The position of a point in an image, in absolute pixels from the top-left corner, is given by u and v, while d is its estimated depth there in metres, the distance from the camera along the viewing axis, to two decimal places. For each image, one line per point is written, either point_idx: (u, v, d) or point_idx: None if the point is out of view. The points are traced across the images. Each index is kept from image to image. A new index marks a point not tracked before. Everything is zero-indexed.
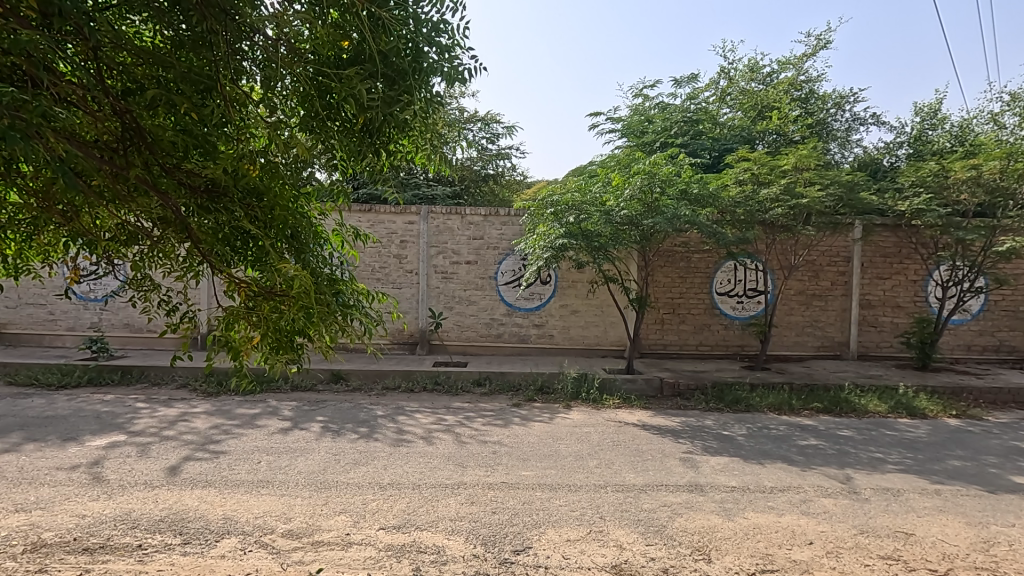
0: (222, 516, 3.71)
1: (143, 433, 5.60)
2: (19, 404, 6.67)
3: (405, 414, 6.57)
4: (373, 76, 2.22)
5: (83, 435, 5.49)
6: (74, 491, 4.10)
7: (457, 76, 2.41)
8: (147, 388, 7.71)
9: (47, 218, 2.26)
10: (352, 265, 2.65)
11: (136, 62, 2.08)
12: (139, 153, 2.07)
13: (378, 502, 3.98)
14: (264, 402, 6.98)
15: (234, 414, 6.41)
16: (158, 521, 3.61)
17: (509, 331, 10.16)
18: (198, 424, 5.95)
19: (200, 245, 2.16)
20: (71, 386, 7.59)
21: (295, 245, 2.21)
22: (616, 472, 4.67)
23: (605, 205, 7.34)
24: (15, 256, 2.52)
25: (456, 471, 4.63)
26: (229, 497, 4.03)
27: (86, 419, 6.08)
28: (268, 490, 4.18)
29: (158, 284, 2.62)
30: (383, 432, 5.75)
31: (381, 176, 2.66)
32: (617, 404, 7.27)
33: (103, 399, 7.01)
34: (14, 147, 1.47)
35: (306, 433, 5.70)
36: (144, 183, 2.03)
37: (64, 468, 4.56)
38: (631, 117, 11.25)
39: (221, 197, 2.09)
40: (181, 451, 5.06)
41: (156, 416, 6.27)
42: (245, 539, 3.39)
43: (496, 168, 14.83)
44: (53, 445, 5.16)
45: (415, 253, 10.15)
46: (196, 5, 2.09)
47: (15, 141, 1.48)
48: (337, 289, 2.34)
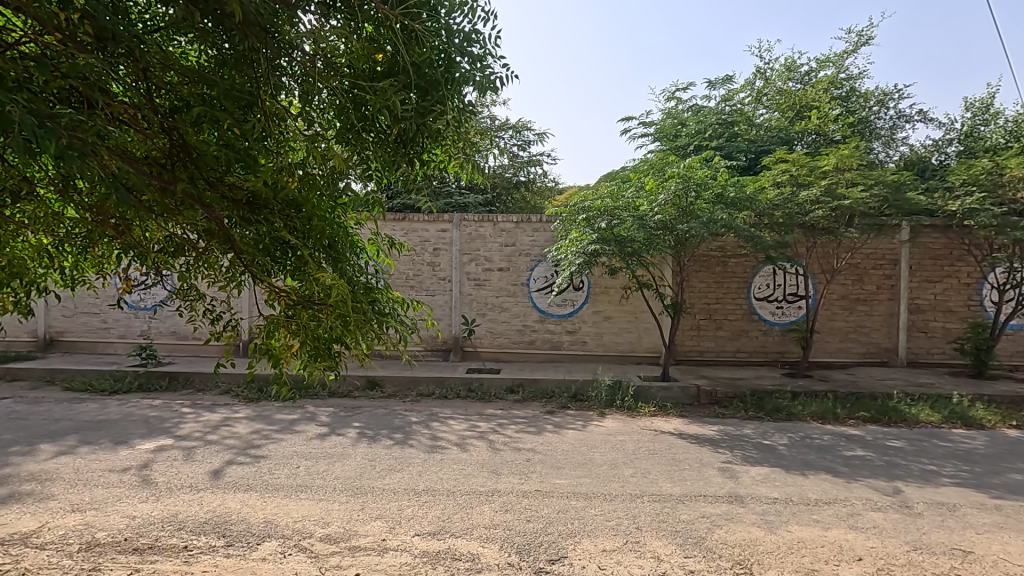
0: (263, 520, 3.81)
1: (188, 437, 5.80)
2: (74, 408, 6.99)
3: (439, 421, 6.61)
4: (407, 88, 2.25)
5: (133, 439, 5.72)
6: (125, 492, 4.28)
7: (489, 85, 2.41)
8: (192, 394, 7.99)
9: (101, 231, 2.38)
10: (387, 273, 2.67)
11: (182, 81, 2.16)
12: (185, 168, 2.15)
13: (413, 508, 4.01)
14: (302, 409, 7.14)
15: (273, 419, 6.58)
16: (202, 523, 3.73)
17: (541, 338, 10.11)
18: (239, 430, 6.11)
19: (242, 255, 2.25)
20: (122, 392, 7.94)
21: (332, 254, 2.29)
22: (652, 482, 4.57)
23: (638, 210, 7.25)
24: (71, 266, 2.82)
25: (490, 478, 4.62)
26: (268, 501, 4.13)
27: (135, 423, 6.34)
28: (306, 495, 4.26)
29: (203, 294, 2.69)
30: (417, 439, 5.79)
31: (414, 185, 2.70)
32: (652, 412, 7.13)
33: (151, 404, 7.29)
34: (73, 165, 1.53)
35: (342, 439, 5.79)
36: (190, 198, 2.11)
37: (115, 471, 4.76)
38: (664, 121, 11.34)
39: (262, 208, 2.18)
40: (224, 455, 5.22)
41: (201, 421, 6.47)
42: (285, 543, 3.47)
43: (528, 175, 14.87)
44: (105, 448, 5.39)
45: (448, 261, 10.24)
46: (238, 25, 2.14)
47: (75, 160, 1.54)
48: (373, 297, 2.39)
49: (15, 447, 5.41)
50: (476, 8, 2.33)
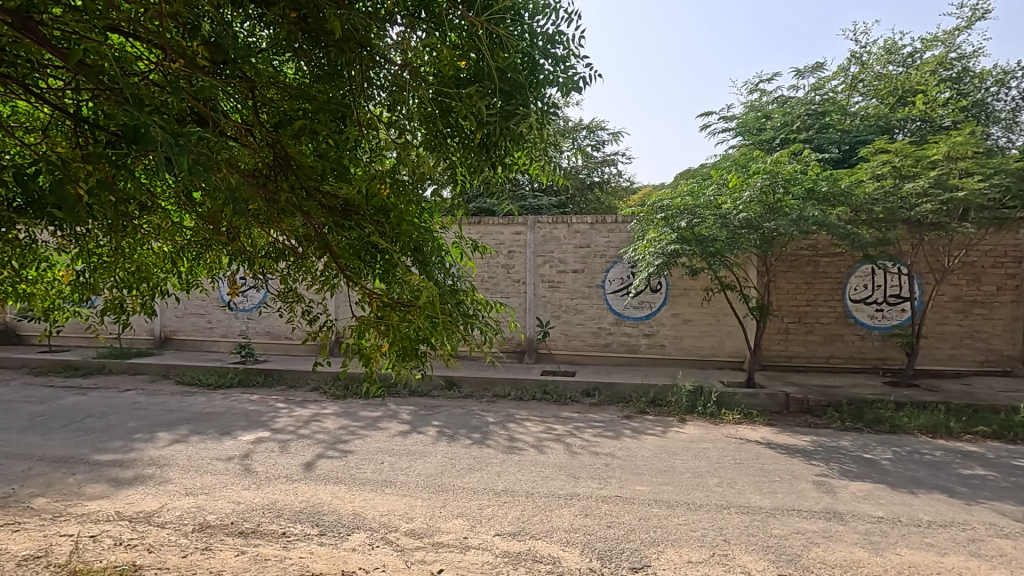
0: (352, 512, 3.99)
1: (283, 430, 6.20)
2: (186, 401, 7.68)
3: (515, 422, 6.66)
4: (492, 93, 2.28)
5: (236, 430, 6.20)
6: (230, 480, 4.65)
7: (572, 86, 2.39)
8: (286, 390, 8.55)
9: (214, 238, 2.62)
10: (471, 276, 2.71)
11: (284, 97, 2.32)
12: (287, 179, 2.30)
13: (493, 508, 4.06)
14: (385, 406, 7.43)
15: (359, 416, 6.90)
16: (298, 512, 3.97)
17: (617, 341, 9.94)
18: (328, 425, 6.46)
19: (338, 259, 2.37)
20: (225, 387, 8.64)
21: (419, 257, 2.41)
22: (739, 493, 4.36)
23: (721, 208, 6.97)
24: (188, 271, 3.13)
25: (569, 482, 4.59)
26: (357, 494, 4.33)
27: (237, 416, 6.86)
28: (390, 490, 4.43)
29: (301, 296, 2.85)
30: (495, 439, 5.87)
31: (497, 189, 2.72)
32: (737, 420, 6.81)
33: (250, 399, 7.87)
34: (200, 179, 1.69)
35: (423, 437, 5.97)
36: (292, 206, 2.25)
37: (222, 459, 5.18)
38: (747, 115, 10.87)
39: (354, 215, 2.30)
40: (315, 449, 5.53)
41: (294, 416, 6.91)
42: (373, 535, 3.62)
43: (602, 175, 14.70)
44: (212, 438, 5.88)
45: (523, 263, 10.31)
46: (334, 42, 2.26)
47: (202, 174, 1.70)
48: (459, 299, 2.45)
49: (138, 434, 6.02)
50: (559, 9, 2.33)
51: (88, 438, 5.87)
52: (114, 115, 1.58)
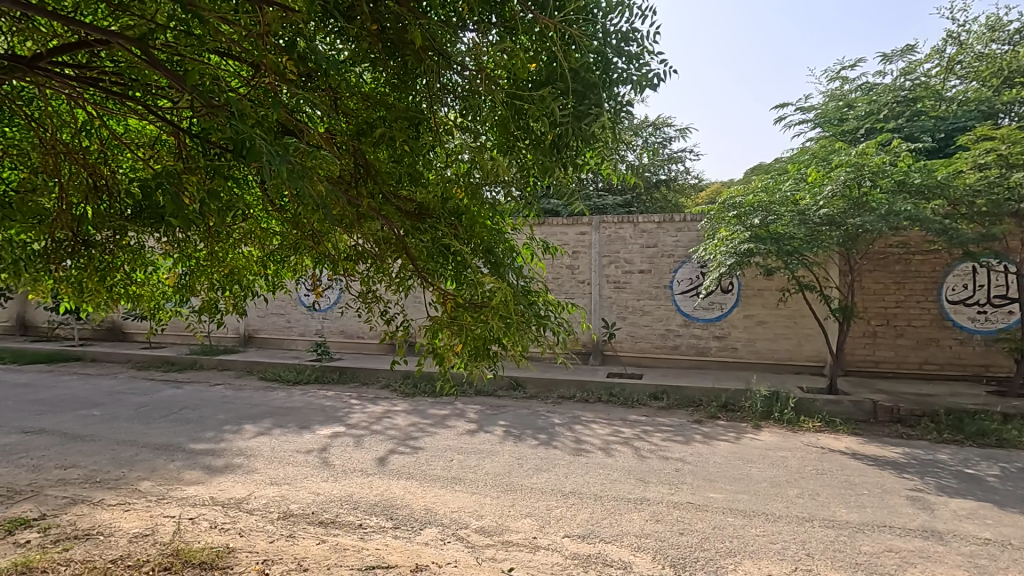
0: (424, 507, 4.11)
1: (357, 426, 6.46)
2: (269, 396, 8.18)
3: (581, 424, 6.61)
4: (565, 94, 2.28)
5: (314, 424, 6.53)
6: (311, 471, 4.90)
7: (647, 83, 2.35)
8: (358, 387, 8.91)
9: (300, 242, 2.77)
10: (542, 277, 2.72)
11: (364, 106, 2.41)
12: (367, 185, 2.40)
13: (562, 509, 4.05)
14: (452, 405, 7.59)
15: (428, 414, 7.08)
16: (373, 505, 4.13)
17: (685, 343, 9.66)
18: (399, 422, 6.67)
19: (415, 262, 2.45)
20: (303, 383, 9.11)
21: (491, 259, 2.46)
22: (823, 505, 4.12)
23: (799, 204, 6.63)
24: (274, 273, 3.33)
25: (638, 486, 4.51)
26: (428, 490, 4.45)
27: (315, 411, 7.22)
28: (460, 487, 4.52)
29: (379, 297, 2.96)
30: (562, 441, 5.85)
31: (568, 190, 2.71)
32: (817, 428, 6.43)
33: (326, 395, 8.26)
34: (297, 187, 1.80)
35: (490, 436, 6.04)
36: (372, 211, 2.35)
37: (302, 452, 5.47)
38: (827, 105, 10.32)
39: (428, 218, 2.42)
40: (387, 444, 5.73)
41: (367, 412, 7.19)
42: (444, 531, 3.70)
43: (668, 173, 14.34)
44: (293, 431, 6.22)
45: (587, 264, 10.23)
46: (411, 51, 2.33)
47: (298, 182, 1.81)
48: (531, 300, 2.46)
49: (228, 426, 6.47)
50: (633, 5, 2.29)
51: (185, 427, 6.37)
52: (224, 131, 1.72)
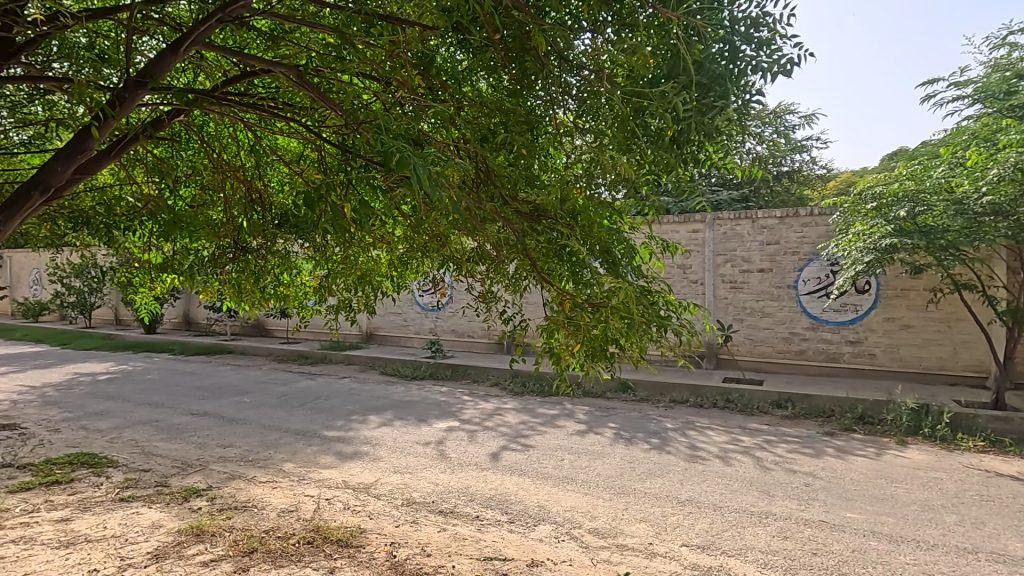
0: (537, 504, 4.17)
1: (470, 421, 6.71)
2: (389, 390, 8.75)
3: (696, 430, 6.34)
4: (688, 88, 2.20)
5: (431, 418, 6.88)
6: (429, 462, 5.17)
7: (778, 70, 2.19)
8: (470, 384, 9.25)
9: (427, 245, 2.94)
10: (661, 277, 2.64)
11: (487, 113, 2.52)
12: (488, 189, 2.49)
13: (679, 517, 3.91)
14: (561, 405, 7.62)
15: (537, 413, 7.17)
16: (488, 498, 4.27)
17: (812, 348, 8.89)
18: (510, 419, 6.83)
19: (535, 263, 2.48)
20: (420, 379, 9.64)
21: (608, 259, 2.43)
22: (989, 537, 3.59)
23: (956, 191, 5.77)
24: (400, 274, 3.56)
25: (762, 499, 4.23)
26: (541, 487, 4.51)
27: (431, 405, 7.61)
28: (572, 487, 4.53)
29: (498, 297, 3.04)
30: (675, 446, 5.65)
31: (688, 188, 2.61)
32: (979, 447, 5.62)
33: (440, 391, 8.67)
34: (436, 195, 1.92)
35: (600, 438, 5.99)
36: (494, 213, 2.43)
37: (421, 443, 5.79)
38: (990, 76, 8.97)
39: (546, 219, 2.46)
40: (499, 441, 5.89)
41: (479, 408, 7.44)
42: (558, 529, 3.73)
43: (791, 163, 13.27)
44: (412, 424, 6.60)
45: (701, 263, 9.78)
46: (530, 56, 2.40)
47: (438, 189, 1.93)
48: (652, 300, 2.40)
49: (355, 416, 7.02)
50: None
51: (319, 416, 7.02)
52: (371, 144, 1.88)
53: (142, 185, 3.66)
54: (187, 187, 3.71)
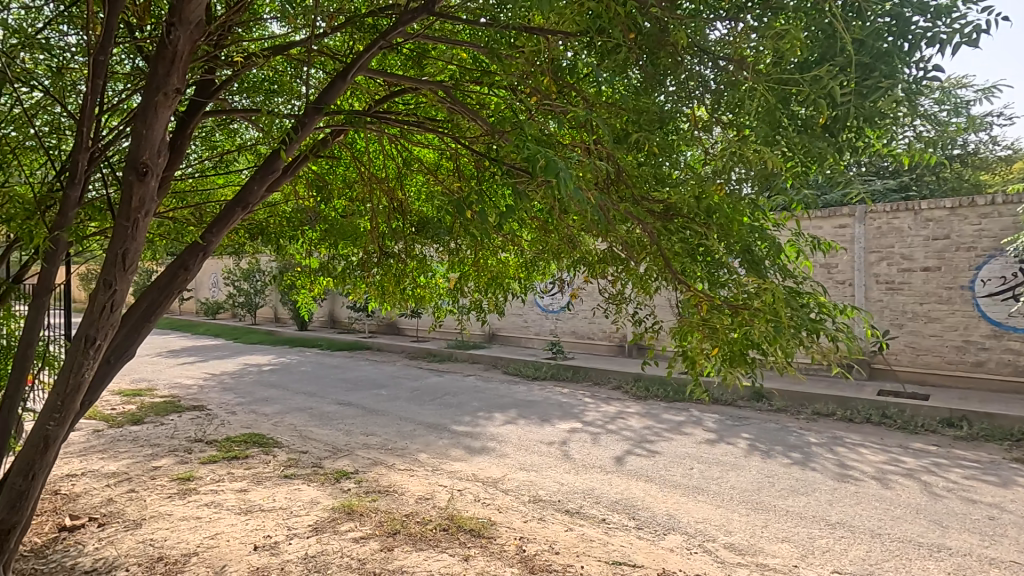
0: (666, 512, 4.04)
1: (593, 424, 6.68)
2: (512, 388, 9.00)
3: (845, 446, 5.73)
4: (845, 69, 2.01)
5: (554, 418, 6.96)
6: (554, 462, 5.24)
7: (959, 41, 1.92)
8: (591, 386, 9.21)
9: (558, 245, 2.98)
10: (811, 277, 2.42)
11: (620, 113, 2.51)
12: (620, 189, 2.47)
13: (828, 540, 3.57)
14: (688, 412, 7.31)
15: (662, 418, 6.95)
16: (615, 502, 4.22)
17: (994, 359, 7.62)
18: (634, 424, 6.69)
19: (669, 264, 2.40)
20: (541, 379, 9.79)
21: (750, 258, 2.28)
22: None
23: None
24: (528, 276, 3.65)
25: (931, 529, 3.72)
26: (669, 495, 4.37)
27: (553, 406, 7.70)
28: (704, 497, 4.33)
29: (628, 297, 2.99)
30: (820, 462, 5.17)
31: (843, 179, 2.37)
32: None
33: (562, 392, 8.73)
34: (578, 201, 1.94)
35: (733, 448, 5.65)
36: (628, 214, 2.40)
37: (545, 443, 5.88)
38: None
39: (682, 218, 2.38)
40: (624, 445, 5.80)
41: (601, 411, 7.38)
42: (690, 540, 3.59)
43: (964, 145, 11.50)
44: (535, 423, 6.73)
45: (849, 262, 8.83)
46: (663, 53, 2.38)
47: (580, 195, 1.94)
48: (801, 302, 2.20)
49: (481, 412, 7.32)
50: None
51: (448, 411, 7.42)
52: (518, 151, 1.94)
53: (304, 198, 4.14)
54: (340, 198, 4.13)
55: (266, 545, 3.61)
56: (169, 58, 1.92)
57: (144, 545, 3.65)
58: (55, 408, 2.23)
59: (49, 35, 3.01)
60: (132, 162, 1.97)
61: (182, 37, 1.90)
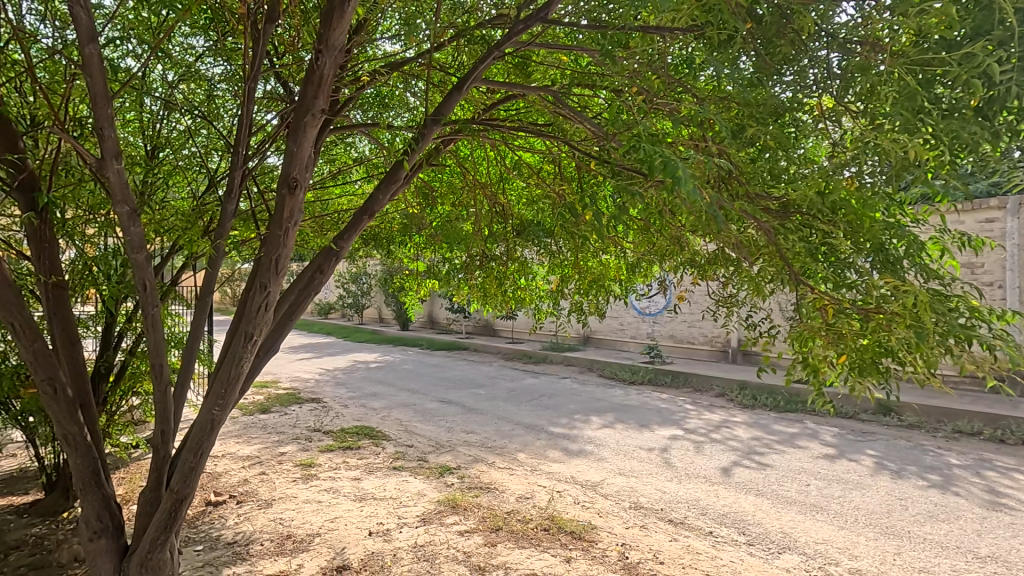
0: (781, 530, 3.79)
1: (696, 432, 6.41)
2: (609, 392, 8.88)
3: (996, 470, 5.04)
4: (1006, 44, 1.77)
5: (653, 424, 6.78)
6: (655, 469, 5.10)
7: None
8: (692, 393, 8.86)
9: (663, 246, 2.90)
10: (959, 279, 2.15)
11: (733, 108, 2.39)
12: (733, 187, 2.35)
13: None
14: (801, 423, 6.80)
15: (773, 430, 6.51)
16: (722, 515, 4.03)
17: None
18: (741, 434, 6.34)
19: (789, 264, 2.24)
20: (638, 384, 9.57)
21: (884, 258, 2.07)
22: None
23: None
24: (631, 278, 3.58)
25: None
26: (783, 512, 4.09)
27: (652, 411, 7.50)
28: (823, 517, 4.00)
29: (739, 300, 2.83)
30: (965, 487, 4.59)
31: (998, 169, 2.09)
32: None
33: (661, 397, 8.47)
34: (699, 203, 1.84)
35: (856, 465, 5.18)
36: (743, 212, 2.27)
37: (645, 449, 5.74)
38: None
39: (803, 215, 2.21)
40: (730, 455, 5.51)
41: (704, 419, 7.06)
42: (808, 562, 3.34)
43: None
44: (634, 428, 6.58)
45: (999, 261, 7.76)
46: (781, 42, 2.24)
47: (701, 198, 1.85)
48: (950, 307, 1.95)
49: (578, 415, 7.28)
50: None
51: (545, 412, 7.47)
52: (630, 151, 1.89)
53: (411, 205, 4.36)
54: (444, 204, 4.30)
55: (379, 531, 3.84)
56: (316, 82, 2.09)
57: (274, 523, 4.03)
58: (218, 393, 2.25)
59: (199, 64, 3.40)
60: (285, 177, 2.12)
61: (328, 62, 2.07)
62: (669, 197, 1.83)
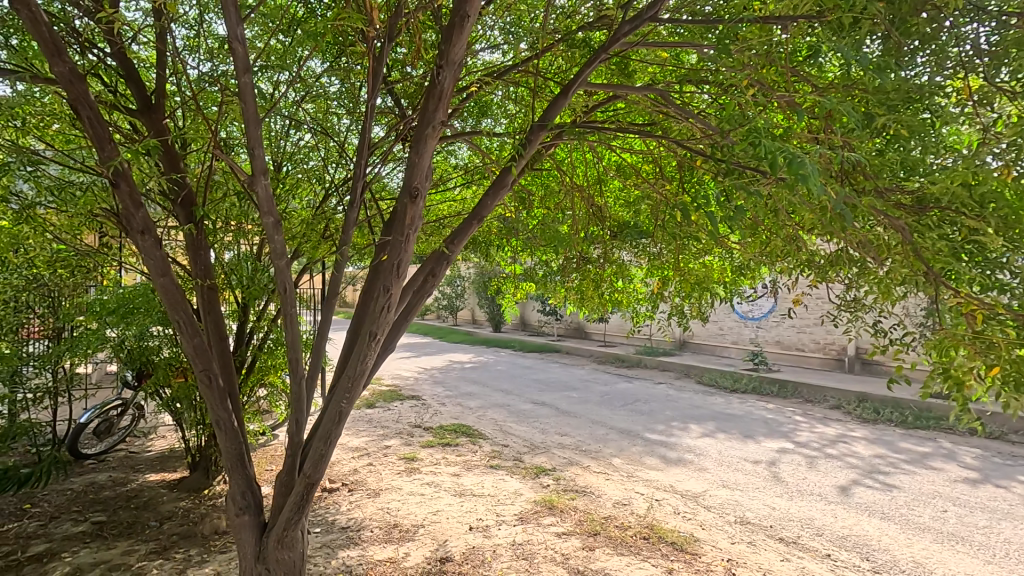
0: (912, 558, 3.43)
1: (808, 446, 5.96)
2: (709, 400, 8.49)
3: None
4: None
5: (759, 435, 6.39)
6: (762, 483, 4.80)
7: None
8: (802, 403, 8.25)
9: (776, 247, 2.72)
10: None
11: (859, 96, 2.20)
12: (860, 182, 2.16)
13: None
14: (934, 442, 6.10)
15: (899, 447, 5.91)
16: (841, 538, 3.71)
17: None
18: (860, 450, 5.81)
19: (926, 265, 2.01)
20: (741, 392, 9.07)
21: None
22: None
23: None
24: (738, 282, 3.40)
25: None
26: (915, 539, 3.69)
27: (757, 422, 7.08)
28: (964, 548, 3.57)
29: (864, 305, 2.59)
30: None
31: None
32: None
33: (767, 407, 7.97)
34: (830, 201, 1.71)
35: (1005, 493, 4.56)
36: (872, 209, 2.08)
37: (750, 461, 5.42)
38: None
39: (944, 211, 1.99)
40: (849, 473, 5.06)
41: (817, 432, 6.55)
42: None
43: None
44: (738, 439, 6.24)
45: None
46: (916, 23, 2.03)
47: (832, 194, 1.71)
48: None
49: (676, 422, 7.04)
50: None
51: (641, 418, 7.29)
52: (749, 147, 1.79)
53: (508, 209, 4.44)
54: (541, 208, 4.34)
55: (479, 527, 3.95)
56: (436, 96, 2.19)
57: (382, 512, 4.28)
58: (345, 387, 2.44)
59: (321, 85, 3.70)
60: (407, 187, 2.28)
61: (448, 77, 2.18)
62: (790, 192, 1.74)
